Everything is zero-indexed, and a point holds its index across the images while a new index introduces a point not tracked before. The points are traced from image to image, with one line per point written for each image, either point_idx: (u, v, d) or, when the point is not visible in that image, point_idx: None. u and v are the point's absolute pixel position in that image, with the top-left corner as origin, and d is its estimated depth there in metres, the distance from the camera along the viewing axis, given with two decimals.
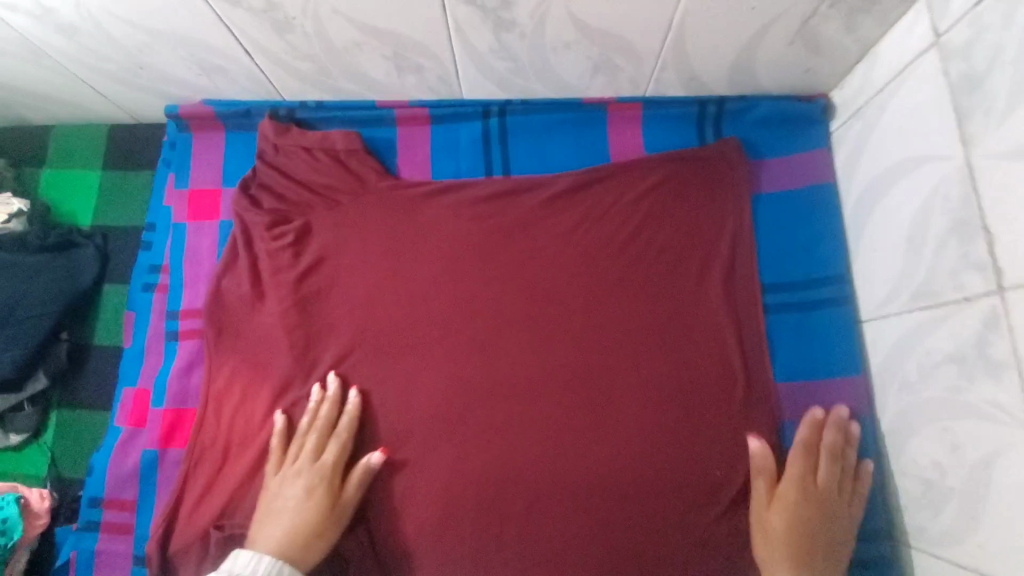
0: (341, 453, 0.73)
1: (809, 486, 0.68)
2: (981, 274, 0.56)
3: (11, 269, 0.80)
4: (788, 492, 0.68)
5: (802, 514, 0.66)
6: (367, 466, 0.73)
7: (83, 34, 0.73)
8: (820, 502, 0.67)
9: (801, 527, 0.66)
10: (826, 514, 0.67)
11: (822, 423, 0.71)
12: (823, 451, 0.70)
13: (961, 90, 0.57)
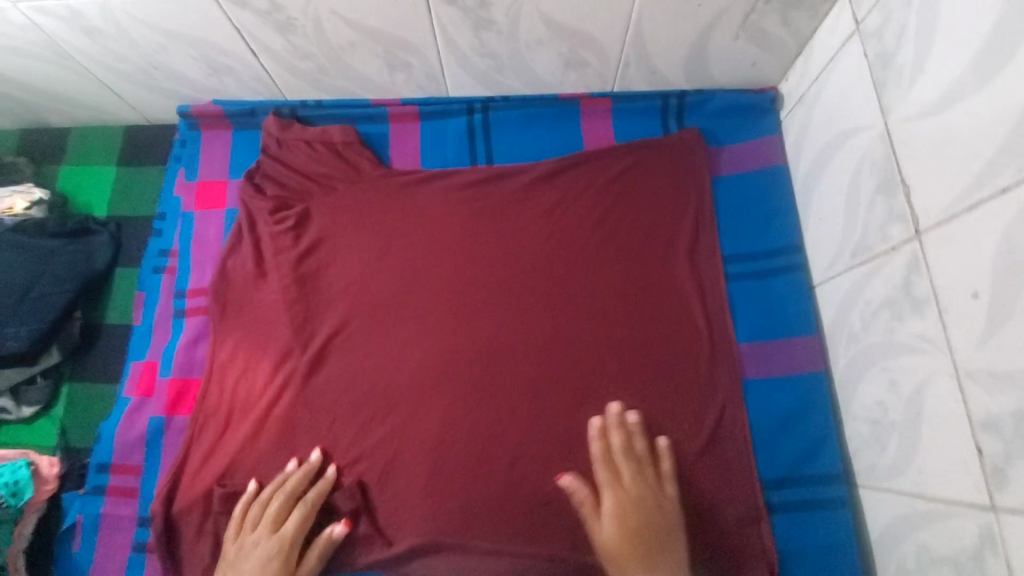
0: (304, 521, 0.75)
1: (619, 493, 0.73)
2: (902, 225, 0.63)
3: (30, 250, 0.87)
4: (607, 503, 0.73)
5: (626, 520, 0.71)
6: (329, 537, 0.75)
7: (107, 37, 0.82)
8: (632, 505, 0.72)
9: (632, 530, 0.70)
10: (648, 516, 0.71)
11: (607, 430, 0.77)
12: (618, 457, 0.75)
13: (878, 68, 0.66)
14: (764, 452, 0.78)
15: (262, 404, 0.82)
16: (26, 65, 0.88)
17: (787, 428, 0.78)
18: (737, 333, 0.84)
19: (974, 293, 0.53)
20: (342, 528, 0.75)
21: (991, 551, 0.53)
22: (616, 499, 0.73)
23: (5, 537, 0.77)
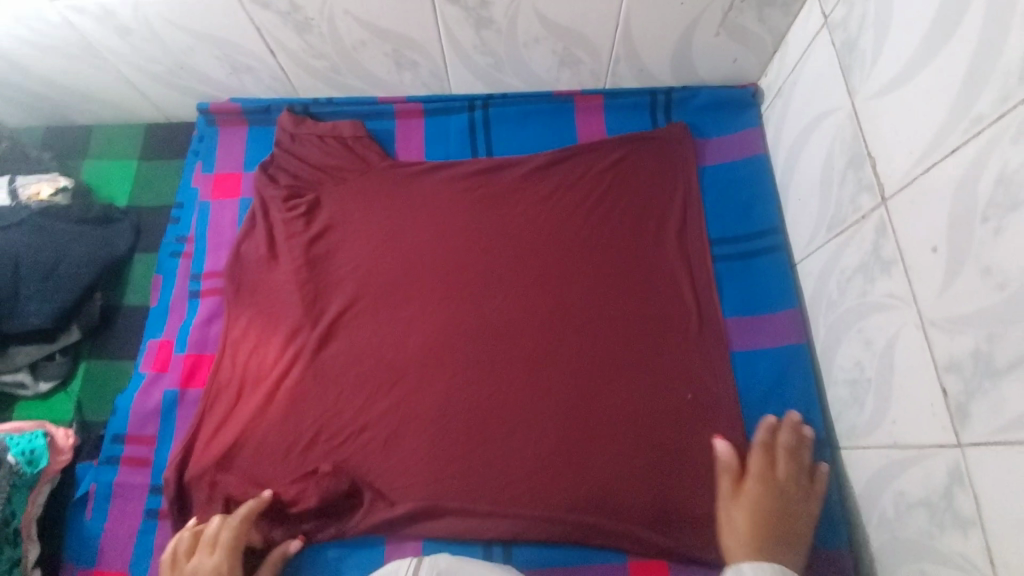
0: (240, 533, 0.73)
1: (768, 483, 0.71)
2: (870, 194, 0.69)
3: (56, 232, 0.91)
4: (750, 486, 0.71)
5: (761, 507, 0.69)
6: (283, 551, 0.75)
7: (136, 36, 0.89)
8: (780, 497, 0.70)
9: (764, 516, 0.68)
10: (784, 515, 0.69)
11: (784, 427, 0.76)
12: (779, 450, 0.74)
13: (844, 54, 0.74)
14: (753, 421, 0.82)
15: (272, 377, 0.86)
16: (58, 63, 0.94)
17: (774, 397, 0.82)
18: (724, 309, 0.88)
19: (933, 248, 0.59)
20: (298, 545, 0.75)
21: (959, 486, 0.57)
22: (760, 486, 0.71)
23: (21, 504, 0.79)
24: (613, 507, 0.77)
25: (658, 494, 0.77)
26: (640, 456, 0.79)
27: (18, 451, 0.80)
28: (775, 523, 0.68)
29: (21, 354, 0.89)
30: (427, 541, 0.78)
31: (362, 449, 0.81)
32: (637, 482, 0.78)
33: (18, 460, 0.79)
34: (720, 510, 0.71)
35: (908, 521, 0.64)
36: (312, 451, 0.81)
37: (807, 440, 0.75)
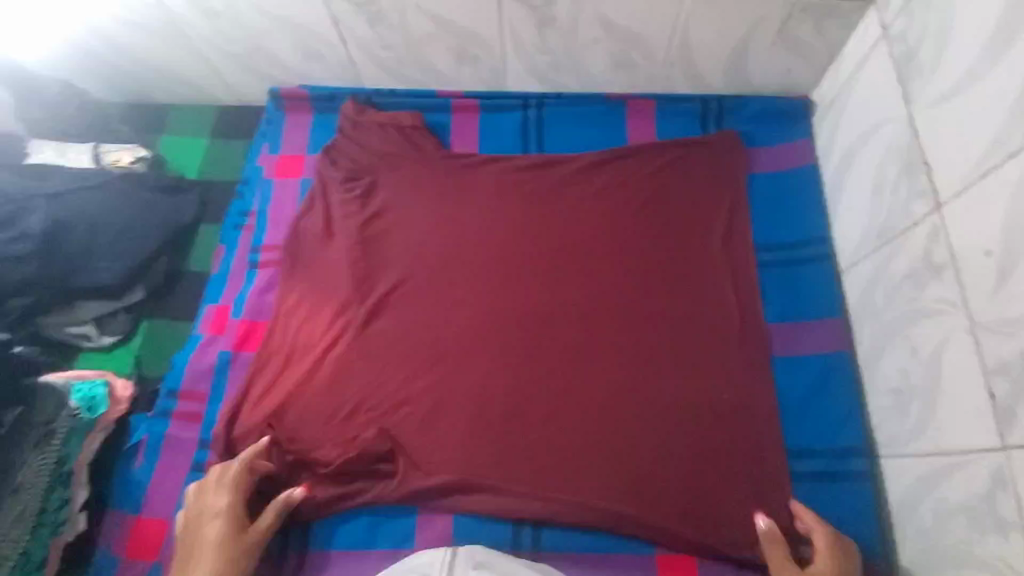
0: (244, 470, 0.77)
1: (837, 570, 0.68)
2: (923, 200, 0.70)
3: (130, 198, 0.98)
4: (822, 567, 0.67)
5: None
6: (286, 498, 0.76)
7: (221, 18, 0.96)
8: None
9: None
10: None
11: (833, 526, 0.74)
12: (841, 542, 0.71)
13: (901, 64, 0.76)
14: (793, 425, 0.81)
15: (320, 346, 0.88)
16: (148, 42, 1.02)
17: (814, 403, 0.82)
18: (766, 313, 0.88)
19: (986, 251, 0.60)
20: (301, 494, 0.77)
21: (1001, 489, 0.58)
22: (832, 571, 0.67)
23: (76, 446, 0.83)
24: (647, 501, 0.76)
25: (692, 493, 0.76)
26: (677, 452, 0.78)
27: (80, 396, 0.85)
28: None
29: (89, 307, 0.95)
30: (458, 517, 0.78)
31: (400, 424, 0.83)
32: (673, 478, 0.77)
33: (79, 404, 0.84)
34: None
35: (948, 528, 0.65)
36: (352, 420, 0.84)
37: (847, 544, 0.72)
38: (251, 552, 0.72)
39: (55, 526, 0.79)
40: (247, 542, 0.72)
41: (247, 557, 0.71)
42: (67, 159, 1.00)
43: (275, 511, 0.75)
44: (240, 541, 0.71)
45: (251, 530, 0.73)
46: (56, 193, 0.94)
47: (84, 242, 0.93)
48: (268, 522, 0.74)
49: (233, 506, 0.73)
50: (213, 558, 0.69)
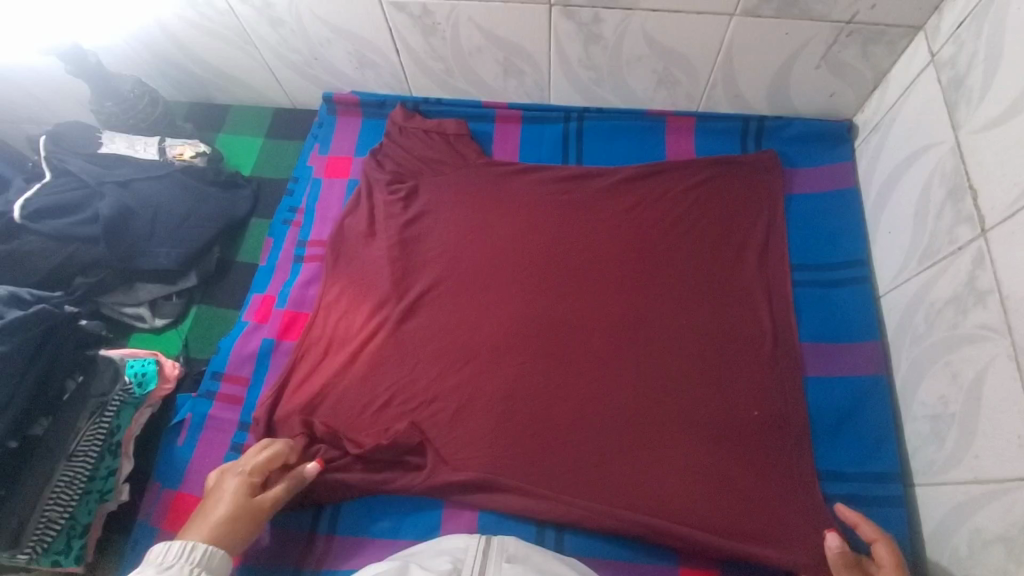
0: (271, 449, 0.77)
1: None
2: (969, 225, 0.70)
3: (191, 190, 1.04)
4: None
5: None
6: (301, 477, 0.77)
7: (285, 27, 1.01)
8: None
9: None
10: None
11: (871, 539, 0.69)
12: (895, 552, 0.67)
13: (949, 90, 0.76)
14: (823, 447, 0.80)
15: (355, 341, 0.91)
16: (215, 46, 1.07)
17: (845, 426, 0.81)
18: (800, 334, 0.88)
19: None
20: (314, 466, 0.79)
21: None
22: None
23: (126, 420, 0.89)
24: (675, 510, 0.76)
25: (720, 507, 0.76)
26: (706, 465, 0.78)
27: (132, 371, 0.89)
28: None
29: (146, 290, 1.01)
30: (484, 513, 0.80)
31: (430, 419, 0.85)
32: (700, 490, 0.77)
33: (131, 380, 0.89)
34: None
35: (983, 558, 0.64)
36: (383, 412, 0.86)
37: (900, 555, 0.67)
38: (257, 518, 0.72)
39: (102, 493, 0.85)
40: (256, 508, 0.72)
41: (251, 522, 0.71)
42: (134, 150, 1.06)
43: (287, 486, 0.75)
44: (252, 504, 0.72)
45: (263, 497, 0.73)
46: (124, 181, 1.01)
47: (146, 229, 0.99)
48: (279, 493, 0.74)
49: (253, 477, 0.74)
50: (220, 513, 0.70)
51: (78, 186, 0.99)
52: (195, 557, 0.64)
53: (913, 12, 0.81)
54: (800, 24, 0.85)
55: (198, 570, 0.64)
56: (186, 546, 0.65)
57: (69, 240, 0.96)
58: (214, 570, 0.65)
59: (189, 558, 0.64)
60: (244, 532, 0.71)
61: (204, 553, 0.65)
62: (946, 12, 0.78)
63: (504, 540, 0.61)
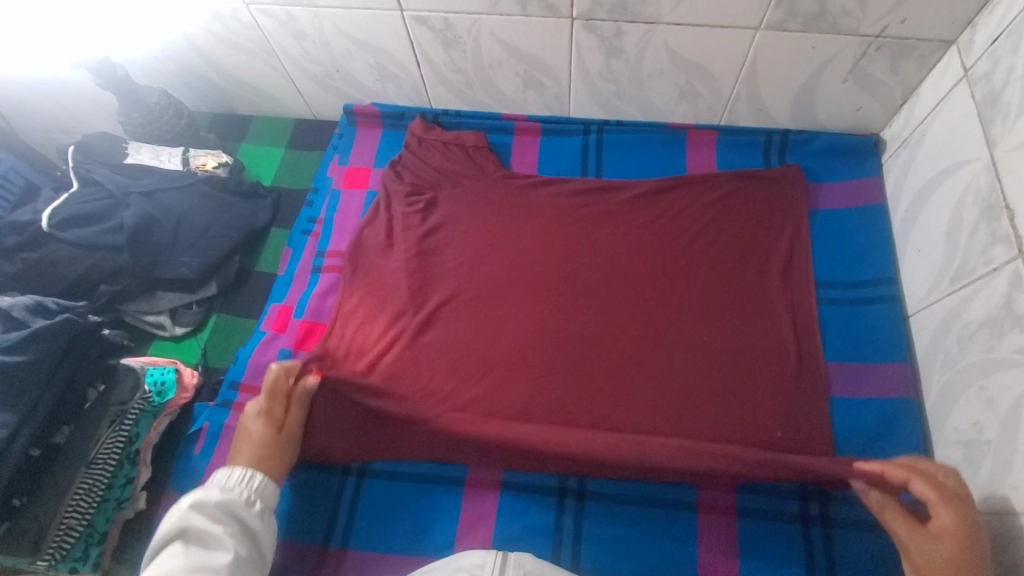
0: (272, 383, 0.80)
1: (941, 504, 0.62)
2: (1005, 246, 0.68)
3: (212, 200, 1.05)
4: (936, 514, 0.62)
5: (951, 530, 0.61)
6: (307, 389, 0.81)
7: (308, 39, 1.02)
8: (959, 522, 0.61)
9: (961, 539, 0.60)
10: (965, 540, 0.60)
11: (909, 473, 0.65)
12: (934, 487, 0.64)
13: (984, 106, 0.74)
14: None
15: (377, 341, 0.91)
16: (238, 58, 1.09)
17: (872, 450, 0.78)
18: (825, 352, 0.85)
19: None
20: (315, 380, 0.82)
21: None
22: (959, 519, 0.61)
23: (144, 428, 0.88)
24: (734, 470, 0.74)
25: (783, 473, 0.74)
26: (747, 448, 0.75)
27: (152, 380, 0.89)
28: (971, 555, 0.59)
29: (166, 299, 1.02)
30: (500, 529, 0.79)
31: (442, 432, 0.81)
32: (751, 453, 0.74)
33: (151, 389, 0.88)
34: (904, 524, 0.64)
35: None
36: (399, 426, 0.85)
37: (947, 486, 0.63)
38: (291, 442, 0.78)
39: (120, 501, 0.85)
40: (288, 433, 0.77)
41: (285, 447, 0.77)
42: (160, 161, 1.08)
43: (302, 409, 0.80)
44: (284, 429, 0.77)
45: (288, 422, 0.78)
46: (149, 191, 1.02)
47: (168, 238, 1.00)
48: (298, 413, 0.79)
49: (273, 408, 0.79)
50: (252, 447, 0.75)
51: (104, 196, 1.01)
52: (253, 484, 0.72)
53: (945, 26, 0.79)
54: (826, 38, 0.84)
55: (254, 496, 0.71)
56: (245, 474, 0.72)
57: (94, 248, 0.98)
58: (268, 498, 0.73)
59: (248, 485, 0.72)
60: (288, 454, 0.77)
61: (260, 482, 0.73)
62: (980, 26, 0.77)
63: (522, 556, 0.60)
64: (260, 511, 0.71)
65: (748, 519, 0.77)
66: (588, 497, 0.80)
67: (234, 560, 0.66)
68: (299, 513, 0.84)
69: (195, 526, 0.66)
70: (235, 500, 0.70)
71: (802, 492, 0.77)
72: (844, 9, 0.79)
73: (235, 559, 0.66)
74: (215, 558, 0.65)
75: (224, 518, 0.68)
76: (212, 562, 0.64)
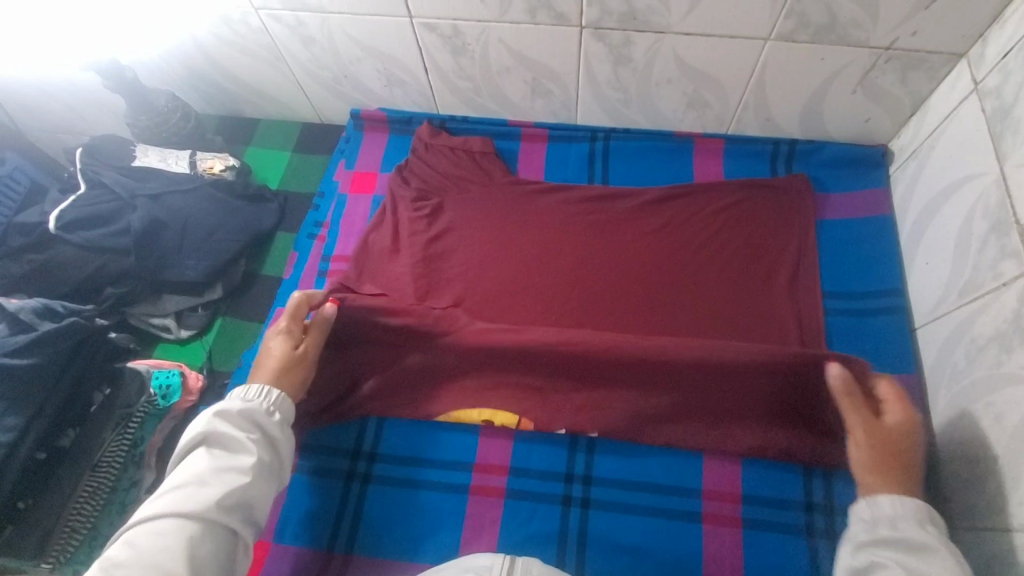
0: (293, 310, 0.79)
1: (901, 407, 0.68)
2: (1014, 260, 0.68)
3: (219, 204, 1.06)
4: (894, 414, 0.67)
5: (903, 435, 0.66)
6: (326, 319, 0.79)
7: (317, 45, 1.02)
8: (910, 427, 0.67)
9: (907, 441, 0.66)
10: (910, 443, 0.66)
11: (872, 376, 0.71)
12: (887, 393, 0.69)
13: (994, 120, 0.74)
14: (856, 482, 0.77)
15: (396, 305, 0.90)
16: (246, 62, 1.09)
17: None
18: (833, 363, 0.85)
19: None
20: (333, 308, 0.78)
21: None
22: (907, 421, 0.67)
23: (150, 431, 0.87)
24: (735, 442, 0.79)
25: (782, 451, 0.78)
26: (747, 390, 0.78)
27: (157, 383, 0.88)
28: (909, 454, 0.65)
29: (172, 301, 1.02)
30: (506, 537, 0.79)
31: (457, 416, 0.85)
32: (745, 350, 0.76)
33: (155, 391, 0.87)
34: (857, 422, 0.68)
35: None
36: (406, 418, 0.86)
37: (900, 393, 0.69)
38: (306, 367, 0.77)
39: (123, 505, 0.83)
40: (303, 359, 0.77)
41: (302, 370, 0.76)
42: (167, 163, 1.09)
43: (319, 334, 0.78)
44: (298, 354, 0.77)
45: (305, 348, 0.78)
46: (156, 194, 1.03)
47: (175, 241, 1.01)
48: (316, 340, 0.78)
49: (292, 329, 0.78)
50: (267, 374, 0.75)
51: (112, 198, 1.02)
52: (272, 398, 0.71)
53: (954, 39, 0.79)
54: (835, 49, 0.84)
55: (273, 408, 0.70)
56: (264, 389, 0.71)
57: (101, 251, 0.99)
58: (285, 412, 0.72)
59: (267, 398, 0.71)
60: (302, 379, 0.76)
61: (278, 397, 0.72)
62: (990, 40, 0.77)
63: (529, 561, 0.60)
64: (280, 422, 0.70)
65: (754, 531, 0.76)
66: (592, 507, 0.80)
67: (258, 464, 0.65)
68: (300, 520, 0.83)
69: (219, 432, 0.66)
70: (256, 409, 0.69)
71: (808, 504, 0.77)
72: (854, 20, 0.79)
73: (261, 463, 0.65)
74: (239, 460, 0.64)
75: (247, 425, 0.68)
76: (238, 464, 0.64)
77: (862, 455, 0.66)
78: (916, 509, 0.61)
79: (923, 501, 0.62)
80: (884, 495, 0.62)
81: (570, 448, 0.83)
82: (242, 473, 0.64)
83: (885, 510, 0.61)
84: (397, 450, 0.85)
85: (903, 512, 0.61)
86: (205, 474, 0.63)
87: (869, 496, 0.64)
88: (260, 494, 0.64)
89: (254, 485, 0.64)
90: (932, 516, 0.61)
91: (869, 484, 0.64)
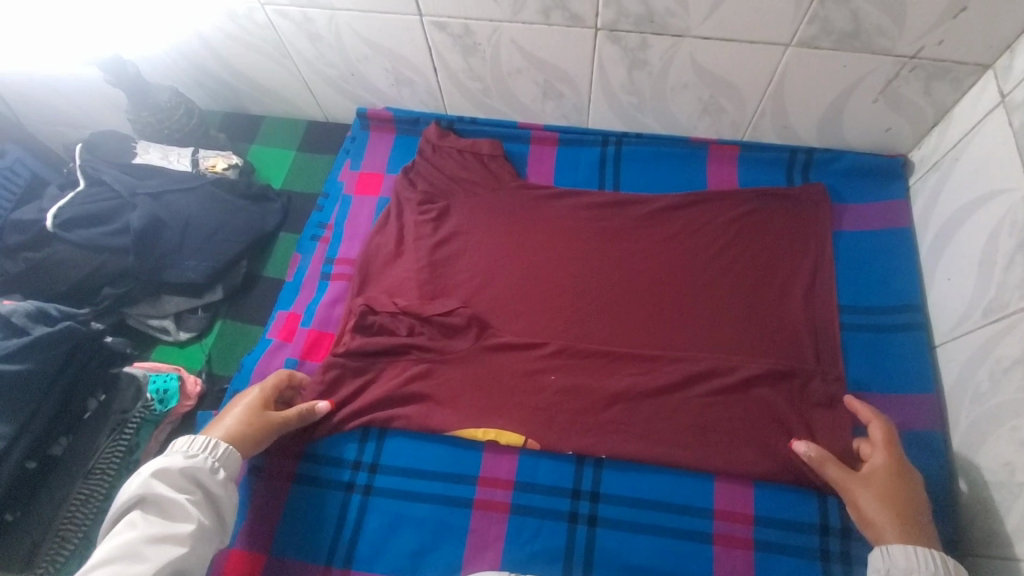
0: (285, 381, 0.81)
1: (891, 454, 0.69)
2: None
3: (221, 203, 1.03)
4: (879, 459, 0.69)
5: (895, 485, 0.67)
6: (312, 410, 0.81)
7: (324, 42, 0.99)
8: (900, 472, 0.68)
9: (900, 492, 0.66)
10: (907, 492, 0.67)
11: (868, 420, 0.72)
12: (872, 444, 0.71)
13: (1023, 134, 0.72)
14: None
15: (409, 313, 0.89)
16: (251, 58, 1.06)
17: None
18: (851, 380, 0.82)
19: None
20: (326, 406, 0.82)
21: None
22: (892, 465, 0.68)
23: (145, 437, 0.87)
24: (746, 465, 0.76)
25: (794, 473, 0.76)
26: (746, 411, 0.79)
27: (155, 388, 0.87)
28: (908, 501, 0.66)
29: (171, 303, 1.00)
30: (509, 553, 0.77)
31: (459, 429, 0.82)
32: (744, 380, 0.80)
33: (153, 396, 0.87)
34: (845, 480, 0.69)
35: None
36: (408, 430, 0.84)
37: (893, 435, 0.70)
38: (270, 433, 0.77)
39: None
40: (269, 424, 0.76)
41: (266, 433, 0.76)
42: (169, 161, 1.07)
43: (299, 411, 0.80)
44: (265, 417, 0.77)
45: (276, 415, 0.78)
46: (156, 193, 1.00)
47: (175, 241, 0.98)
48: (291, 415, 0.79)
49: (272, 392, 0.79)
50: (239, 420, 0.75)
51: (112, 196, 1.00)
52: (218, 453, 0.70)
53: (982, 50, 0.77)
54: (858, 57, 0.81)
55: (217, 464, 0.69)
56: (210, 442, 0.71)
57: (99, 250, 0.97)
58: (229, 468, 0.71)
59: (211, 453, 0.70)
60: (257, 441, 0.75)
61: (224, 451, 0.71)
62: (1020, 51, 0.74)
63: None
64: (224, 480, 0.69)
65: (767, 553, 0.74)
66: (599, 525, 0.77)
67: (196, 529, 0.65)
68: (299, 532, 0.80)
69: (158, 495, 0.65)
70: (199, 467, 0.68)
71: (823, 527, 0.74)
72: (879, 28, 0.77)
73: (199, 529, 0.65)
74: (177, 527, 0.64)
75: (187, 486, 0.67)
76: (175, 532, 0.64)
77: (869, 505, 0.66)
78: (929, 560, 0.61)
79: (936, 550, 0.63)
80: (896, 547, 0.63)
81: (576, 462, 0.81)
82: (178, 542, 0.63)
83: (898, 561, 0.62)
84: (399, 462, 0.83)
85: (916, 563, 0.61)
86: (138, 544, 0.62)
87: (879, 545, 0.64)
88: (197, 562, 0.65)
89: (191, 554, 0.64)
90: (947, 564, 0.61)
91: (877, 534, 0.65)
